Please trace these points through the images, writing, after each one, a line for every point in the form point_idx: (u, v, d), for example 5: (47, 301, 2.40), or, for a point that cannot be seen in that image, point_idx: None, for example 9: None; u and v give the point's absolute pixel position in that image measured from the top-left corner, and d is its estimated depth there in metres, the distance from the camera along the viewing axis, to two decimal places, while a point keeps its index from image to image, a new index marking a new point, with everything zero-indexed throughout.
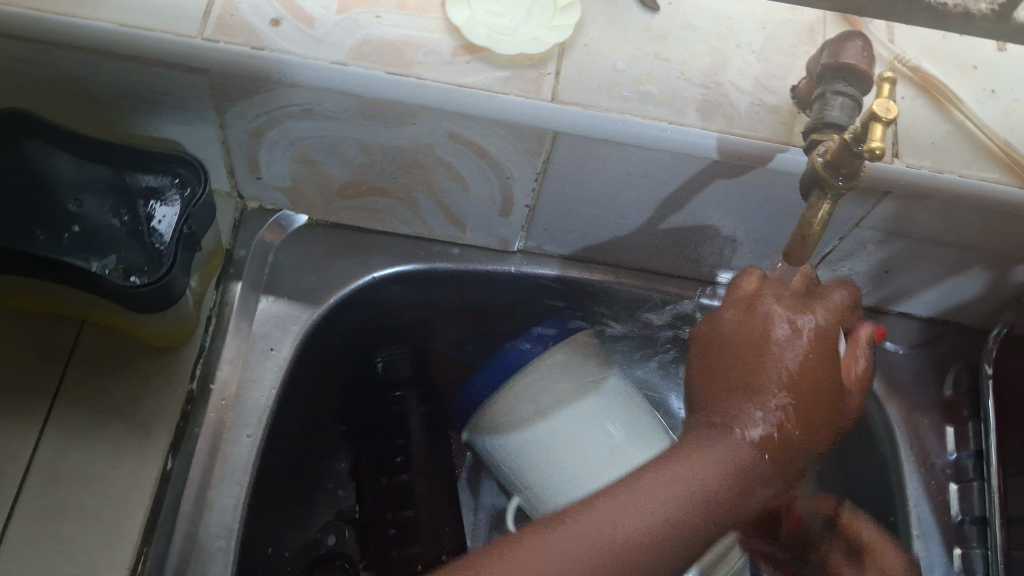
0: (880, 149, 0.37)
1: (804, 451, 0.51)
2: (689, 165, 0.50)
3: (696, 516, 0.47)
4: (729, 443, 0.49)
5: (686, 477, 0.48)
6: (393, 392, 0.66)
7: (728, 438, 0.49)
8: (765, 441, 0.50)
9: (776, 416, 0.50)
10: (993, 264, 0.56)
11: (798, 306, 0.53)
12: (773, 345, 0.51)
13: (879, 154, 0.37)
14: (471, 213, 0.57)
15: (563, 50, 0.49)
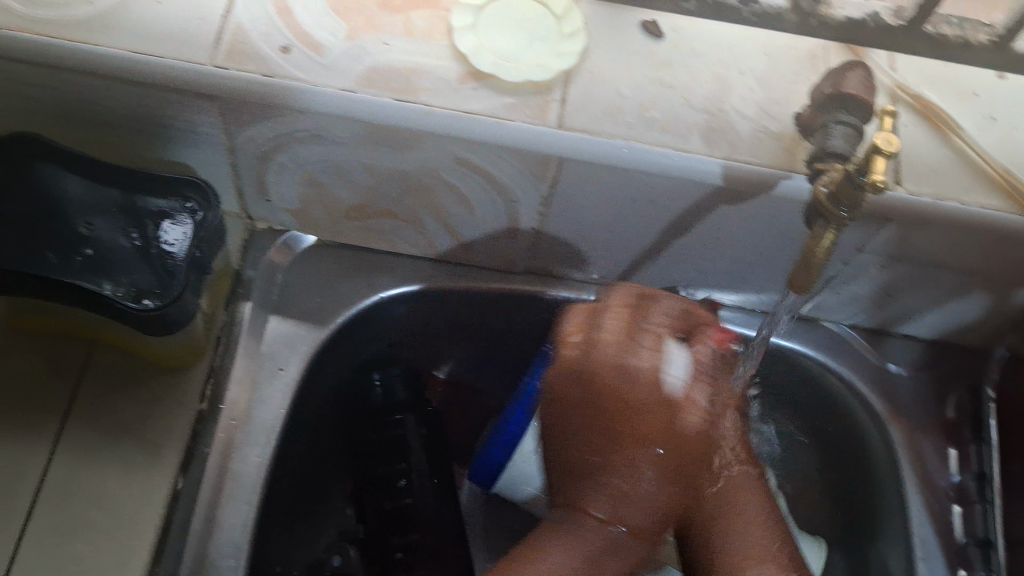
0: (883, 182, 0.38)
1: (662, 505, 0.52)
2: (693, 190, 0.50)
3: None
4: (585, 525, 0.53)
5: (567, 559, 0.52)
6: (390, 415, 0.63)
7: (589, 515, 0.53)
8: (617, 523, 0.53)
9: (616, 477, 0.52)
10: (994, 288, 0.57)
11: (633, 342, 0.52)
12: (629, 387, 0.51)
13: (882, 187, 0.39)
14: (477, 235, 0.58)
15: (568, 77, 0.49)
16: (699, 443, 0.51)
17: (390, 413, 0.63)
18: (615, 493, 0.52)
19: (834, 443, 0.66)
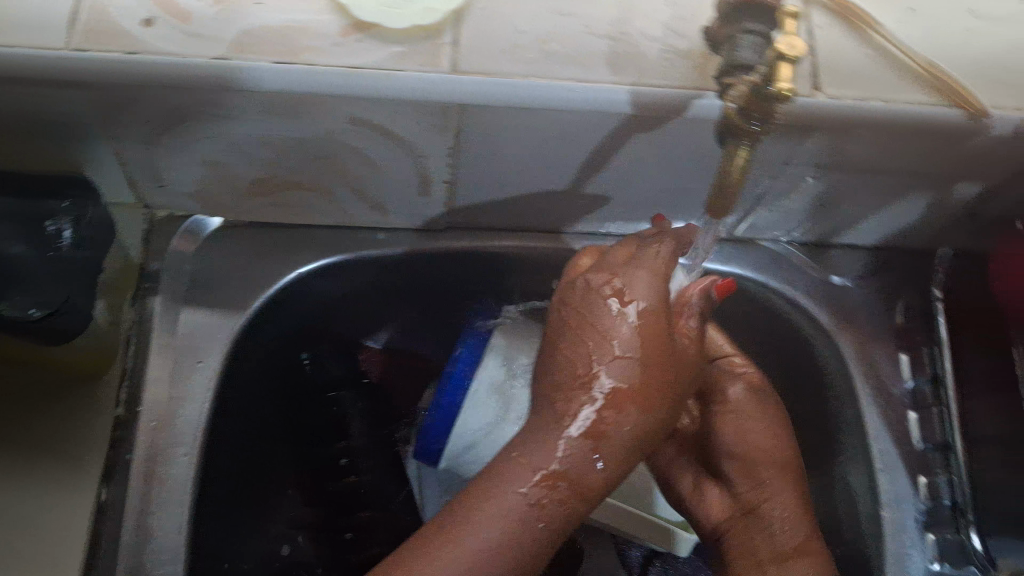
0: (788, 91, 0.36)
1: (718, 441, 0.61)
2: (603, 122, 0.48)
3: (522, 537, 0.42)
4: (545, 447, 0.44)
5: (500, 506, 0.43)
6: (327, 393, 0.62)
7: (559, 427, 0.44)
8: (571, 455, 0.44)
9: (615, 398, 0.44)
10: (930, 185, 0.54)
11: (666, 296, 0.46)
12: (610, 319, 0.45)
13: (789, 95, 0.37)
14: (390, 195, 0.55)
15: (458, 18, 0.46)
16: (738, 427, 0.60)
17: (323, 392, 0.62)
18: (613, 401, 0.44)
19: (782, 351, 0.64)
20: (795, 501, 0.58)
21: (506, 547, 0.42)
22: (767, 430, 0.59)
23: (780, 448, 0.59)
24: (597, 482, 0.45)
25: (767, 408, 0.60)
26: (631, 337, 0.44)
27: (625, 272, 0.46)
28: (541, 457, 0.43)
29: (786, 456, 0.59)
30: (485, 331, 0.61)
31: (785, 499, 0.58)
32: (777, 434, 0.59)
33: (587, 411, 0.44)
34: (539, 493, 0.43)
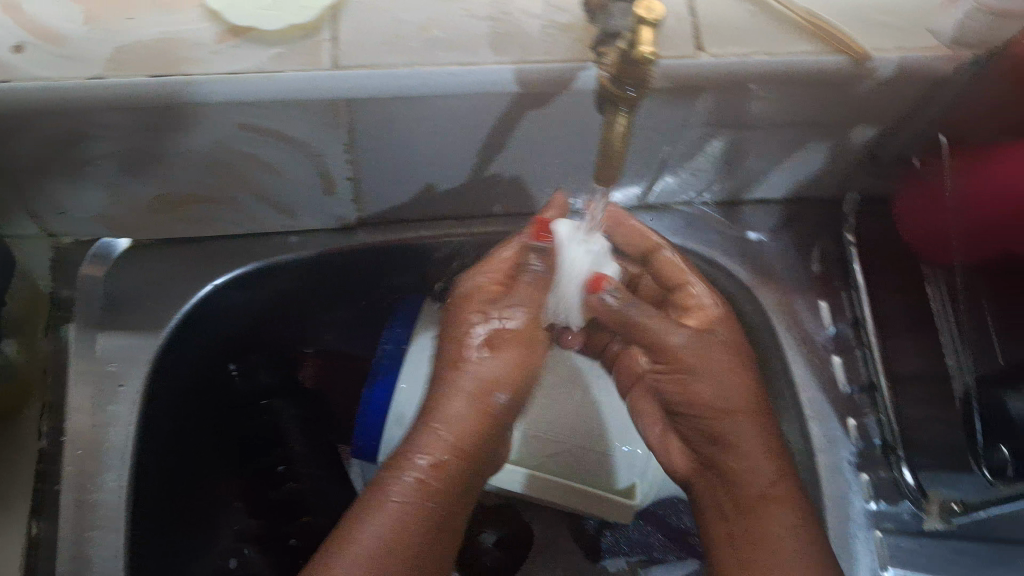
0: (651, 54, 0.37)
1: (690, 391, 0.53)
2: (493, 103, 0.48)
3: (413, 527, 0.46)
4: (421, 437, 0.49)
5: (393, 498, 0.46)
6: (259, 402, 0.62)
7: (431, 423, 0.50)
8: (446, 449, 0.49)
9: (473, 394, 0.51)
10: (828, 132, 0.55)
11: (521, 293, 0.53)
12: (478, 325, 0.52)
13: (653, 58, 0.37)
14: (296, 198, 0.54)
15: (336, 13, 0.46)
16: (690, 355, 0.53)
17: (255, 401, 0.62)
18: (472, 393, 0.51)
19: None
20: (772, 451, 0.51)
21: (398, 536, 0.45)
22: (721, 375, 0.52)
23: (751, 389, 0.52)
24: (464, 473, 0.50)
25: (738, 342, 0.54)
26: (487, 335, 0.52)
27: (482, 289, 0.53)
28: (429, 445, 0.49)
29: (745, 404, 0.52)
30: (411, 327, 0.61)
31: (761, 447, 0.51)
32: (742, 371, 0.53)
33: (452, 404, 0.50)
34: (419, 484, 0.47)
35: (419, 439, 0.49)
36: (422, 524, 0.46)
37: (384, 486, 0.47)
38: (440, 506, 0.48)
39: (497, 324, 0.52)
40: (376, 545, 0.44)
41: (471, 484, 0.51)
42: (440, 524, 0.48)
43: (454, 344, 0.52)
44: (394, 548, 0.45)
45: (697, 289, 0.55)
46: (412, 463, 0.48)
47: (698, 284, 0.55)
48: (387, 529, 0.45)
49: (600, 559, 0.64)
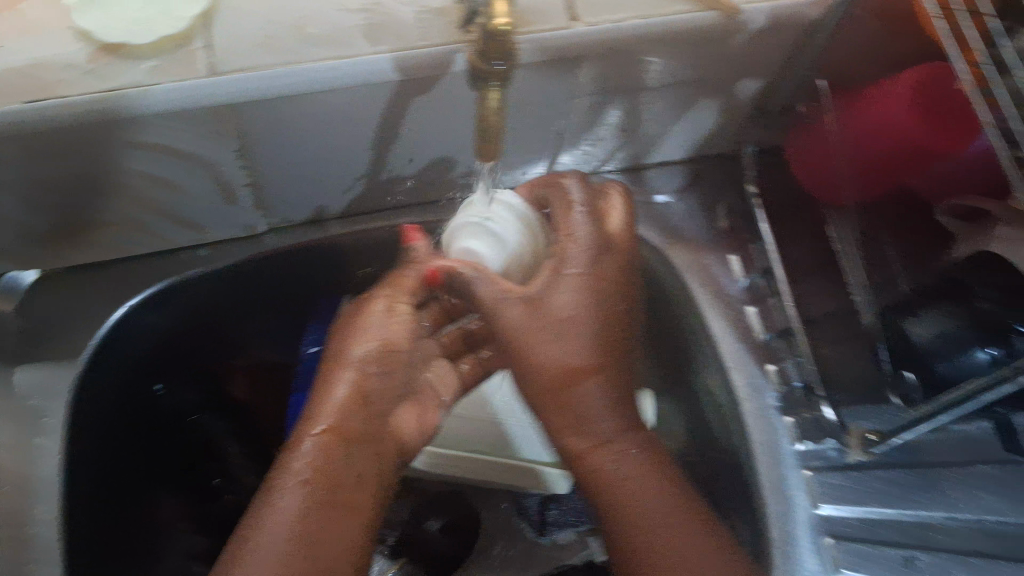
0: (505, 23, 0.37)
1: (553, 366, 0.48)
2: (375, 95, 0.48)
3: (312, 533, 0.41)
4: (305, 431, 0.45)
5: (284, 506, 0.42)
6: (187, 418, 0.62)
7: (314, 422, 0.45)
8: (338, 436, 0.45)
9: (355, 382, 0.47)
10: (715, 89, 0.56)
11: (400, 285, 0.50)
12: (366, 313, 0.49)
13: (509, 28, 0.38)
14: (195, 211, 0.55)
15: (208, 21, 0.46)
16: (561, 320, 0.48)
17: (182, 418, 0.61)
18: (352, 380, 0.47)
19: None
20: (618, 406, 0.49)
21: (298, 546, 0.41)
22: (580, 333, 0.47)
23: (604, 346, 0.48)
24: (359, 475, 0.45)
25: (607, 282, 0.49)
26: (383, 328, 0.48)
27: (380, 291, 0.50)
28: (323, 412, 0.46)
29: (585, 365, 0.48)
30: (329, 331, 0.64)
31: (602, 404, 0.49)
32: (603, 314, 0.48)
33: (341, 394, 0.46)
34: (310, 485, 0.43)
35: (300, 430, 0.45)
36: (322, 526, 0.42)
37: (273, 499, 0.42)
38: (345, 498, 0.44)
39: (384, 313, 0.49)
40: (275, 555, 0.40)
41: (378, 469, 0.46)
42: (352, 523, 0.43)
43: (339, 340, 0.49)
44: (295, 558, 0.41)
45: (573, 220, 0.48)
46: (302, 454, 0.44)
47: (580, 212, 0.49)
48: (285, 517, 0.42)
49: (545, 534, 0.65)
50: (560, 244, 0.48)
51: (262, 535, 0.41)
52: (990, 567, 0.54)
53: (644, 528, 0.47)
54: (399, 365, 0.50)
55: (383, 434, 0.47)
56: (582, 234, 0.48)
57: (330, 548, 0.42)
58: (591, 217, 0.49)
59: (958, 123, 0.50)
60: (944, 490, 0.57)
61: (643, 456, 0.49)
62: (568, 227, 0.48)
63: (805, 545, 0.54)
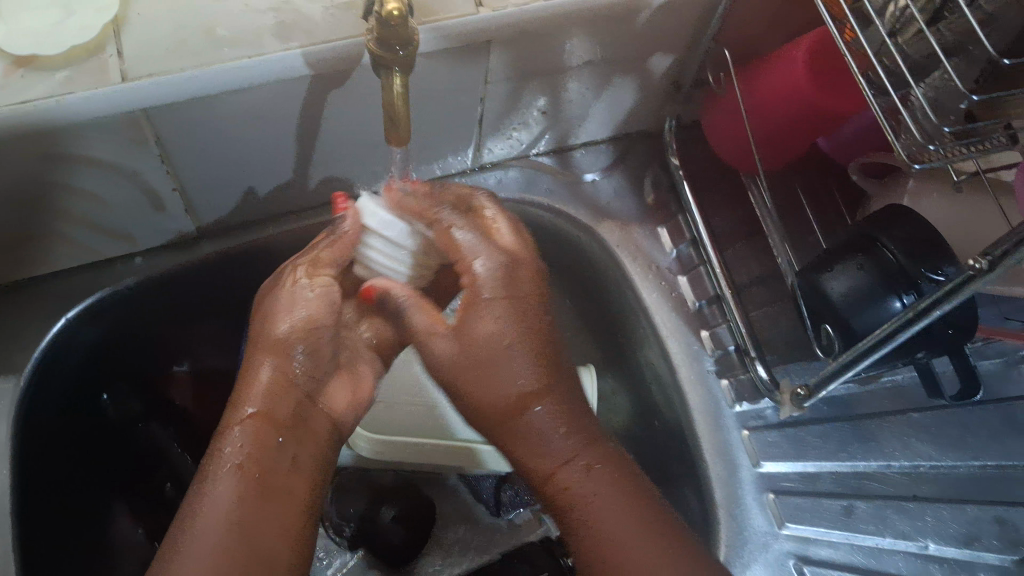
0: (396, 8, 0.38)
1: (486, 389, 0.46)
2: (289, 89, 0.50)
3: (248, 519, 0.41)
4: (234, 417, 0.44)
5: (217, 497, 0.41)
6: (137, 427, 0.63)
7: (241, 410, 0.44)
8: (271, 418, 0.44)
9: (276, 380, 0.45)
10: (629, 64, 0.57)
11: (320, 270, 0.49)
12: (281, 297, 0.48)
13: (401, 13, 0.39)
14: (123, 219, 0.55)
15: (118, 28, 0.46)
16: (483, 342, 0.46)
17: (132, 427, 0.63)
18: (267, 385, 0.45)
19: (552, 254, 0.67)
20: (570, 413, 0.46)
21: (232, 535, 0.40)
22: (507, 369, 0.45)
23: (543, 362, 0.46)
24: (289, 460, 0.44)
25: (530, 298, 0.47)
26: (308, 308, 0.47)
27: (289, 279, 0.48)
28: (251, 394, 0.45)
29: (526, 390, 0.45)
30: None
31: (554, 422, 0.45)
32: (520, 334, 0.46)
33: (265, 370, 0.45)
34: (241, 469, 0.42)
35: (230, 415, 0.44)
36: (258, 508, 0.41)
37: (207, 489, 0.41)
38: (278, 476, 0.43)
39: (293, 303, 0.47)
40: (211, 543, 0.39)
41: (314, 445, 0.46)
42: (286, 502, 0.43)
43: (262, 314, 0.48)
44: (230, 545, 0.39)
45: (455, 237, 0.47)
46: (229, 441, 0.43)
47: (463, 231, 0.48)
48: (220, 505, 0.41)
49: (502, 514, 0.66)
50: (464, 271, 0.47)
51: (190, 533, 0.40)
52: (926, 510, 0.56)
53: (600, 534, 0.43)
54: (327, 341, 0.49)
55: (314, 420, 0.47)
56: (483, 269, 0.46)
57: (271, 536, 0.41)
58: (481, 237, 0.47)
59: (851, 87, 0.52)
60: (879, 440, 0.59)
61: (602, 468, 0.45)
62: (450, 240, 0.48)
63: (747, 502, 0.56)
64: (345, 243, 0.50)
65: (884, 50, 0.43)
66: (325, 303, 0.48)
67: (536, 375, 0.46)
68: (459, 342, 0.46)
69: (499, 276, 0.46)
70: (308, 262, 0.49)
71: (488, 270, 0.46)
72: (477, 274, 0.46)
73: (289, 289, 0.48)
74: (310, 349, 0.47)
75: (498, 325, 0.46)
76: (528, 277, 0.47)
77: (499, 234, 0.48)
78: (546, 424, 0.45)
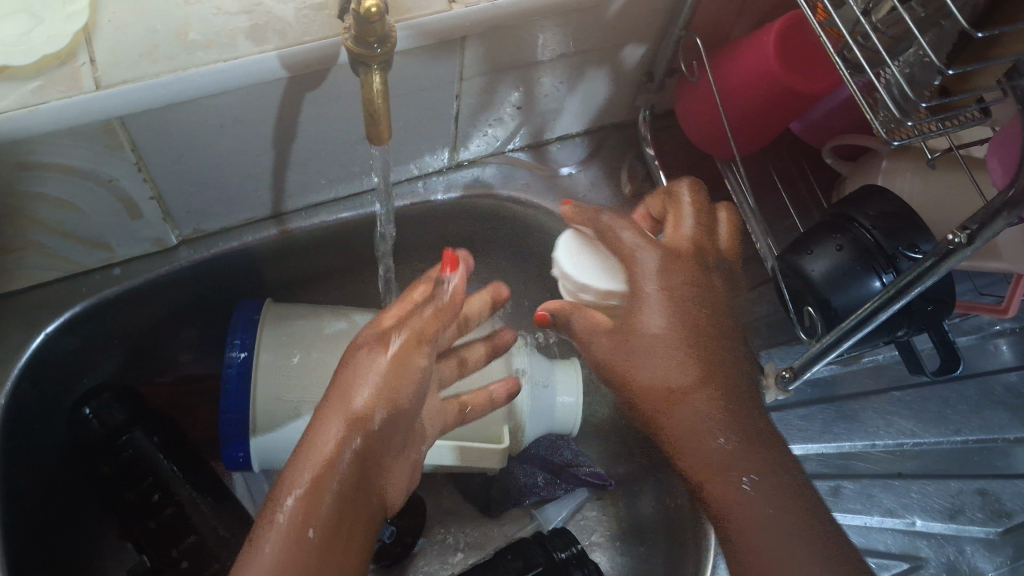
0: (374, 6, 0.38)
1: (661, 377, 0.48)
2: (265, 92, 0.49)
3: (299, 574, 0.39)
4: (288, 480, 0.42)
5: (267, 555, 0.39)
6: (118, 439, 0.59)
7: (292, 488, 0.42)
8: (336, 488, 0.42)
9: (351, 450, 0.43)
10: (602, 56, 0.57)
11: (441, 314, 0.48)
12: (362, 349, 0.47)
13: (378, 10, 0.39)
14: (101, 229, 0.54)
15: (89, 35, 0.46)
16: (640, 339, 0.49)
17: (114, 439, 0.59)
18: (343, 450, 0.43)
19: (530, 248, 0.67)
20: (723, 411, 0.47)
21: None
22: (663, 358, 0.48)
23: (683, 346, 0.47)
24: (348, 524, 0.42)
25: (688, 283, 0.47)
26: (397, 353, 0.45)
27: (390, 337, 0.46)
28: (304, 463, 0.42)
29: (683, 384, 0.48)
30: (253, 334, 0.58)
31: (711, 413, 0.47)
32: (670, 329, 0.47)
33: (337, 439, 0.43)
34: (295, 527, 0.41)
35: (281, 490, 0.42)
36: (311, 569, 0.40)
37: (253, 555, 0.40)
38: (330, 542, 0.41)
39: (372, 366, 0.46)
40: None
41: (369, 521, 0.44)
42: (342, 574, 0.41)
43: (343, 377, 0.45)
44: None
45: (621, 237, 0.49)
46: (283, 500, 0.41)
47: (631, 231, 0.49)
48: (267, 560, 0.39)
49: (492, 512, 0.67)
50: (630, 265, 0.48)
51: None
52: (912, 487, 0.57)
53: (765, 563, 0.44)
54: (405, 420, 0.46)
55: (373, 490, 0.45)
56: (650, 261, 0.47)
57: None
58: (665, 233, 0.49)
59: (820, 69, 0.53)
60: (863, 419, 0.60)
61: (764, 478, 0.46)
62: (615, 238, 0.49)
63: None
64: (448, 307, 0.49)
65: (855, 32, 0.43)
66: (402, 378, 0.45)
67: (694, 369, 0.47)
68: (619, 336, 0.49)
69: (668, 270, 0.47)
70: (406, 330, 0.46)
71: (655, 261, 0.47)
72: (643, 263, 0.48)
73: (377, 356, 0.45)
74: (389, 418, 0.44)
75: (672, 303, 0.47)
76: (691, 266, 0.48)
77: (676, 226, 0.49)
78: (715, 428, 0.47)
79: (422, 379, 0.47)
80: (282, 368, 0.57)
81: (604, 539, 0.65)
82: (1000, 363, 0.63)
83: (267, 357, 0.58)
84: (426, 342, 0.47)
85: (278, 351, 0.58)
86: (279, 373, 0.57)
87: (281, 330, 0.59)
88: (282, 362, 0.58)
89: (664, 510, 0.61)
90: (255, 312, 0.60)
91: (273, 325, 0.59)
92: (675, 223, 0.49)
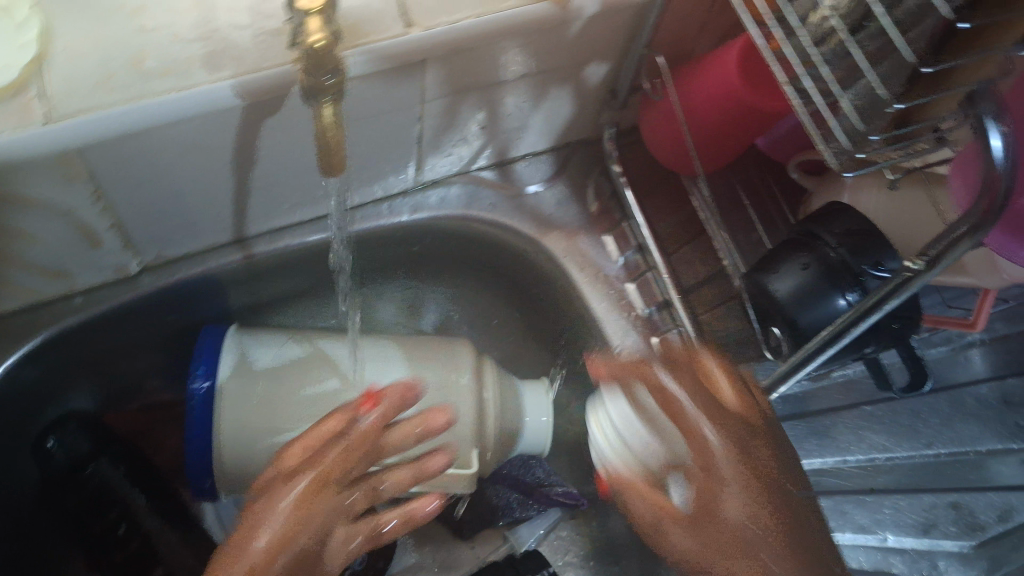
0: (320, 38, 0.38)
1: (711, 553, 0.50)
2: (223, 120, 0.49)
3: None
4: None
5: None
6: (83, 470, 0.58)
7: None
8: None
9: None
10: (565, 75, 0.57)
11: (352, 449, 0.49)
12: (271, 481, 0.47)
13: (324, 43, 0.39)
14: (61, 260, 0.53)
15: (41, 66, 0.45)
16: (704, 505, 0.51)
17: (77, 471, 0.58)
18: None
19: (499, 267, 0.67)
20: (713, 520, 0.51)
21: None
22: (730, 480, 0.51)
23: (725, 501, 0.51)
24: None
25: (753, 442, 0.51)
26: (305, 484, 0.45)
27: (297, 472, 0.46)
28: None
29: (741, 528, 0.49)
30: (218, 359, 0.58)
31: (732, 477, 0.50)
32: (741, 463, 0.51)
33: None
34: None
35: None
36: None
37: None
38: None
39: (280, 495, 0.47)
40: None
41: None
42: None
43: (248, 512, 0.44)
44: None
45: (680, 402, 0.52)
46: None
47: (677, 372, 0.53)
48: None
49: (466, 535, 0.66)
50: (687, 427, 0.52)
51: None
52: (884, 502, 0.57)
53: None
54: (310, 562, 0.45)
55: None
56: (692, 403, 0.52)
57: None
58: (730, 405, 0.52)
59: (776, 85, 0.53)
60: (834, 435, 0.60)
61: None
62: (674, 403, 0.52)
63: None
64: (353, 448, 0.49)
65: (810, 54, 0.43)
66: (305, 516, 0.45)
67: (746, 499, 0.50)
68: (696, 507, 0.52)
69: (729, 450, 0.51)
70: (315, 468, 0.46)
71: (717, 438, 0.51)
72: (714, 446, 0.51)
73: (283, 494, 0.45)
74: (292, 558, 0.44)
75: (736, 440, 0.51)
76: (749, 408, 0.51)
77: (725, 394, 0.52)
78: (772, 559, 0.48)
79: (326, 521, 0.47)
80: (244, 395, 0.57)
81: (578, 560, 0.65)
82: (972, 375, 0.63)
83: (231, 385, 0.57)
84: (331, 481, 0.47)
85: (240, 377, 0.57)
86: (243, 399, 0.57)
87: (247, 355, 0.58)
88: (242, 389, 0.57)
89: (638, 531, 0.61)
90: (221, 337, 0.59)
91: (241, 348, 0.59)
92: (716, 394, 0.52)
